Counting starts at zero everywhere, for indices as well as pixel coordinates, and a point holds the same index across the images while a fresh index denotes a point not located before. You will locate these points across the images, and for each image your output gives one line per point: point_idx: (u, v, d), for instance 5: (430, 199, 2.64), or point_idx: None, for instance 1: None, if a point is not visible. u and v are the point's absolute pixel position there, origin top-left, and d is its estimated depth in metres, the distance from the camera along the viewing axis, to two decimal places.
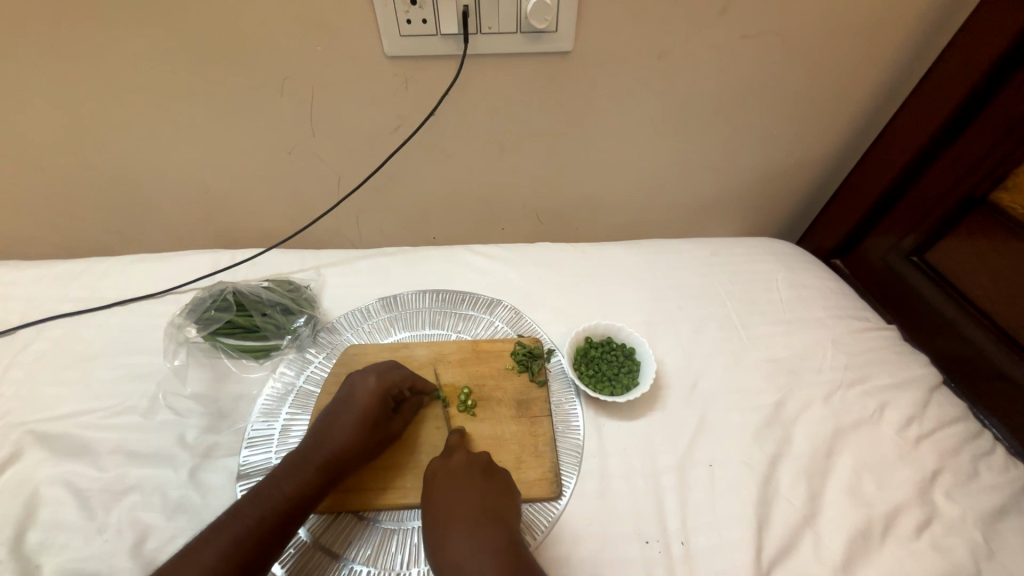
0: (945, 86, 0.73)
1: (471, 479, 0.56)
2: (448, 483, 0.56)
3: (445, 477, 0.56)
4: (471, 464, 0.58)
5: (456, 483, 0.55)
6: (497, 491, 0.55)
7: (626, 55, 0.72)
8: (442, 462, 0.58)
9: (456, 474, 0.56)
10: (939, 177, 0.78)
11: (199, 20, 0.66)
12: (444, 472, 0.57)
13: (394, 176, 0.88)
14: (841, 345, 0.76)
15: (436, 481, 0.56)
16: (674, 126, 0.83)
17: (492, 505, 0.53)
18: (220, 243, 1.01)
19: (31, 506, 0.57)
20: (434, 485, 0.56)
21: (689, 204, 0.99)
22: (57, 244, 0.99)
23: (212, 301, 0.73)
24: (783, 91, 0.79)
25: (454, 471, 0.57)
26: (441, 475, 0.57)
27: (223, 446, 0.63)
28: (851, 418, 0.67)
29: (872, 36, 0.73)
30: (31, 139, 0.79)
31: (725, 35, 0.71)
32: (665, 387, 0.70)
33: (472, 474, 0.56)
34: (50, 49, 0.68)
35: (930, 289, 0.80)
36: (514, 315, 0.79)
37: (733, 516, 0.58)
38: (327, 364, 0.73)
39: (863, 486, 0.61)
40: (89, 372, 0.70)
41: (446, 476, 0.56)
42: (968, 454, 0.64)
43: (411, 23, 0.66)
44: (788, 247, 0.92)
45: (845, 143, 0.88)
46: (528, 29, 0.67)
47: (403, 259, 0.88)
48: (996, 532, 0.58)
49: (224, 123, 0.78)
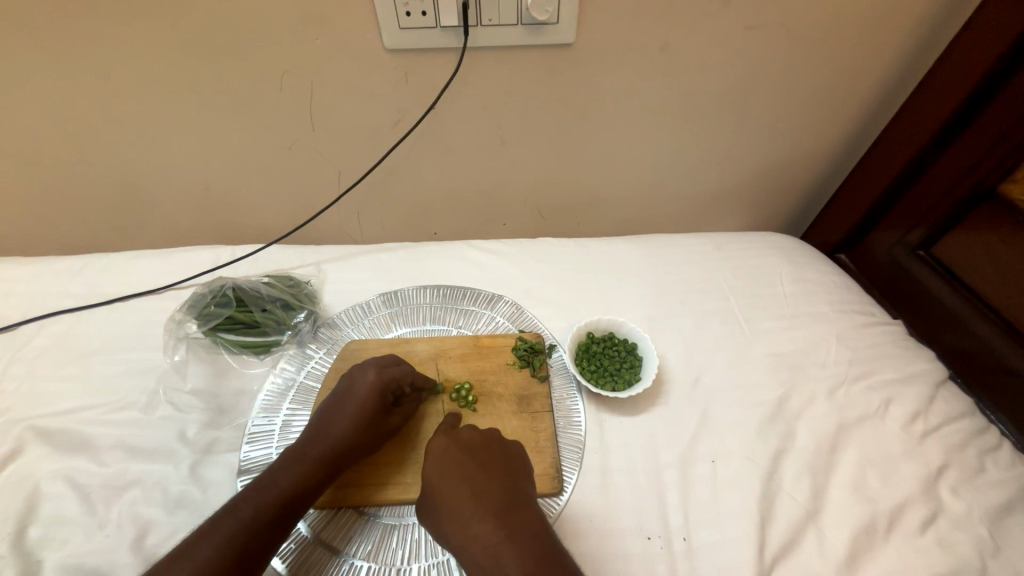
0: (952, 77, 0.72)
1: (489, 461, 0.55)
2: (464, 463, 0.54)
3: (461, 455, 0.55)
4: (484, 441, 0.57)
5: (471, 462, 0.54)
6: (514, 473, 0.55)
7: (628, 47, 0.72)
8: (452, 437, 0.57)
9: (472, 452, 0.55)
10: (946, 170, 0.77)
11: (197, 14, 0.65)
12: (458, 449, 0.55)
13: (394, 171, 0.87)
14: (846, 340, 0.75)
15: (449, 459, 0.54)
16: (676, 119, 0.82)
17: (515, 490, 0.53)
18: (221, 240, 1.01)
19: (32, 501, 0.57)
20: (447, 463, 0.54)
21: (692, 199, 0.98)
22: (58, 240, 0.99)
23: (212, 297, 0.73)
24: (787, 83, 0.78)
25: (470, 448, 0.56)
26: (456, 452, 0.55)
27: (223, 442, 0.63)
28: (855, 413, 0.67)
29: (878, 27, 0.72)
30: (30, 135, 0.79)
31: (728, 26, 0.70)
32: (667, 383, 0.70)
33: (489, 454, 0.56)
34: (49, 44, 0.67)
35: (936, 283, 0.80)
36: (515, 311, 0.79)
37: (736, 512, 0.58)
38: (327, 360, 0.72)
39: (867, 482, 0.61)
40: (89, 368, 0.70)
41: (461, 454, 0.55)
42: (973, 450, 0.64)
43: (410, 16, 0.65)
44: (792, 241, 0.91)
45: (850, 136, 0.87)
46: (529, 22, 0.66)
47: (404, 254, 0.87)
48: (1002, 528, 0.57)
49: (223, 118, 0.78)
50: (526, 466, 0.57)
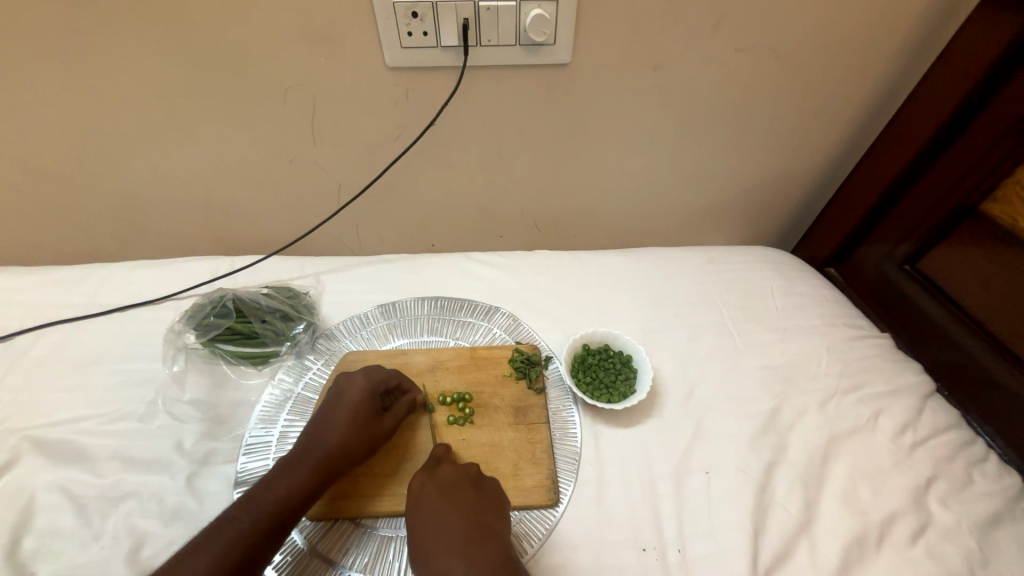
0: (935, 99, 0.75)
1: (462, 497, 0.55)
2: (437, 500, 0.55)
3: (438, 493, 0.55)
4: (460, 479, 0.57)
5: (446, 497, 0.55)
6: (486, 508, 0.55)
7: (623, 67, 0.74)
8: (429, 475, 0.58)
9: (446, 488, 0.56)
10: (930, 189, 0.79)
11: (204, 32, 0.67)
12: (433, 486, 0.56)
13: (392, 184, 0.89)
14: (836, 353, 0.76)
15: (425, 497, 0.55)
16: (670, 137, 0.84)
17: (484, 521, 0.53)
18: (219, 250, 1.01)
19: (26, 513, 0.57)
20: (420, 499, 0.55)
21: (686, 212, 1.00)
22: (57, 250, 1.00)
23: (212, 308, 0.74)
24: (776, 102, 0.81)
25: (445, 485, 0.56)
26: (432, 488, 0.56)
27: (219, 453, 0.63)
28: (846, 425, 0.68)
29: (863, 49, 0.75)
30: (33, 146, 0.80)
31: (719, 48, 0.72)
32: (662, 395, 0.71)
33: (461, 488, 0.56)
34: (59, 58, 0.69)
35: (923, 296, 0.82)
36: (512, 323, 0.80)
37: (730, 523, 0.59)
38: (326, 371, 0.73)
39: (859, 493, 0.62)
40: (87, 378, 0.70)
41: (433, 491, 0.55)
42: (962, 462, 0.65)
43: (412, 35, 0.67)
44: (783, 255, 0.93)
45: (838, 153, 0.90)
46: (527, 42, 0.68)
47: (402, 266, 0.88)
48: (991, 539, 0.58)
49: (225, 131, 0.79)
50: (506, 501, 0.57)
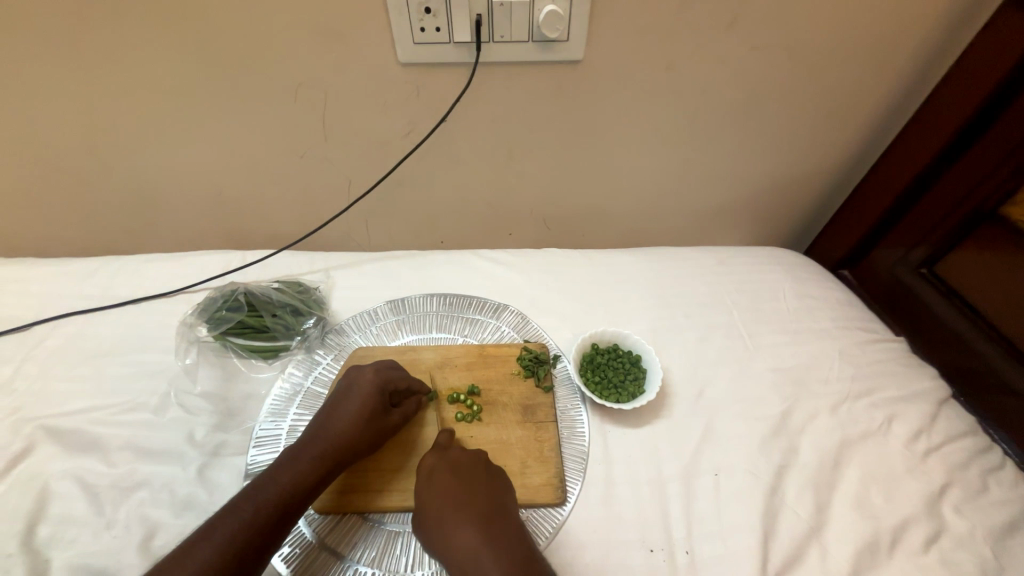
0: (954, 99, 0.74)
1: (475, 479, 0.56)
2: (450, 480, 0.56)
3: (449, 472, 0.57)
4: (470, 461, 0.58)
5: (457, 478, 0.56)
6: (498, 490, 0.57)
7: (636, 64, 0.73)
8: (439, 455, 0.59)
9: (458, 468, 0.57)
10: (947, 192, 0.78)
11: (218, 26, 0.67)
12: (445, 466, 0.57)
13: (403, 181, 0.89)
14: (848, 356, 0.75)
15: (437, 478, 0.56)
16: (682, 135, 0.84)
17: (498, 501, 0.55)
18: (230, 244, 1.02)
19: (40, 500, 0.58)
20: (434, 481, 0.56)
21: (697, 212, 0.99)
22: (72, 243, 1.01)
23: (224, 301, 0.75)
24: (791, 101, 0.80)
25: (456, 465, 0.57)
26: (443, 470, 0.57)
27: (230, 445, 0.64)
28: (857, 430, 0.67)
29: (882, 48, 0.74)
30: (49, 139, 0.81)
31: (733, 45, 0.71)
32: (671, 395, 0.70)
33: (475, 469, 0.57)
34: (73, 51, 0.70)
35: (939, 302, 0.80)
36: (521, 321, 0.80)
37: (739, 526, 0.58)
38: (335, 366, 0.73)
39: (870, 498, 0.61)
40: (101, 369, 0.71)
41: (447, 472, 0.57)
42: (976, 469, 0.64)
43: (424, 31, 0.67)
44: (795, 256, 0.92)
45: (853, 154, 0.88)
46: (540, 38, 0.68)
47: (411, 263, 0.88)
48: (1006, 549, 0.57)
49: (237, 126, 0.80)
50: (509, 482, 0.58)
